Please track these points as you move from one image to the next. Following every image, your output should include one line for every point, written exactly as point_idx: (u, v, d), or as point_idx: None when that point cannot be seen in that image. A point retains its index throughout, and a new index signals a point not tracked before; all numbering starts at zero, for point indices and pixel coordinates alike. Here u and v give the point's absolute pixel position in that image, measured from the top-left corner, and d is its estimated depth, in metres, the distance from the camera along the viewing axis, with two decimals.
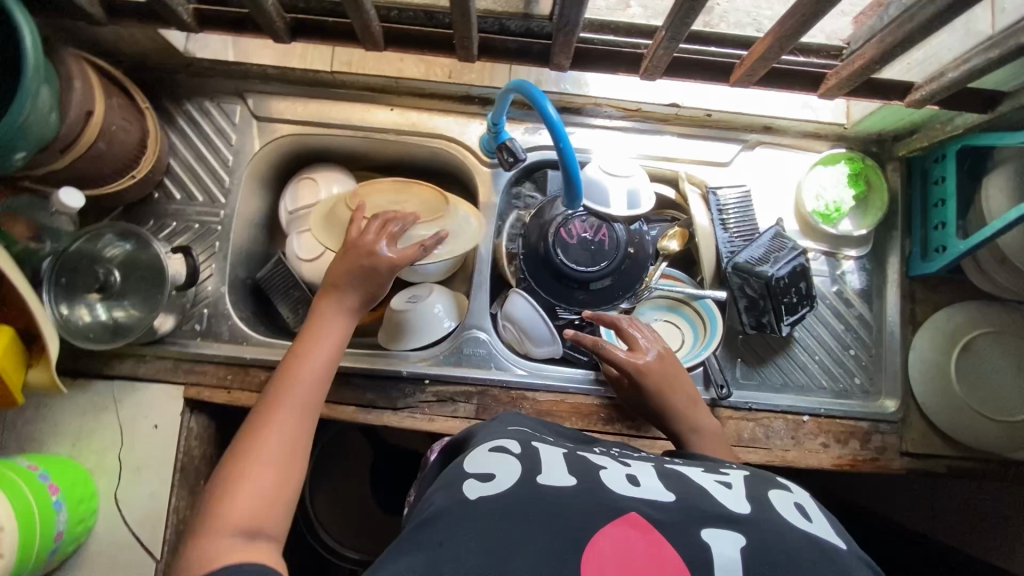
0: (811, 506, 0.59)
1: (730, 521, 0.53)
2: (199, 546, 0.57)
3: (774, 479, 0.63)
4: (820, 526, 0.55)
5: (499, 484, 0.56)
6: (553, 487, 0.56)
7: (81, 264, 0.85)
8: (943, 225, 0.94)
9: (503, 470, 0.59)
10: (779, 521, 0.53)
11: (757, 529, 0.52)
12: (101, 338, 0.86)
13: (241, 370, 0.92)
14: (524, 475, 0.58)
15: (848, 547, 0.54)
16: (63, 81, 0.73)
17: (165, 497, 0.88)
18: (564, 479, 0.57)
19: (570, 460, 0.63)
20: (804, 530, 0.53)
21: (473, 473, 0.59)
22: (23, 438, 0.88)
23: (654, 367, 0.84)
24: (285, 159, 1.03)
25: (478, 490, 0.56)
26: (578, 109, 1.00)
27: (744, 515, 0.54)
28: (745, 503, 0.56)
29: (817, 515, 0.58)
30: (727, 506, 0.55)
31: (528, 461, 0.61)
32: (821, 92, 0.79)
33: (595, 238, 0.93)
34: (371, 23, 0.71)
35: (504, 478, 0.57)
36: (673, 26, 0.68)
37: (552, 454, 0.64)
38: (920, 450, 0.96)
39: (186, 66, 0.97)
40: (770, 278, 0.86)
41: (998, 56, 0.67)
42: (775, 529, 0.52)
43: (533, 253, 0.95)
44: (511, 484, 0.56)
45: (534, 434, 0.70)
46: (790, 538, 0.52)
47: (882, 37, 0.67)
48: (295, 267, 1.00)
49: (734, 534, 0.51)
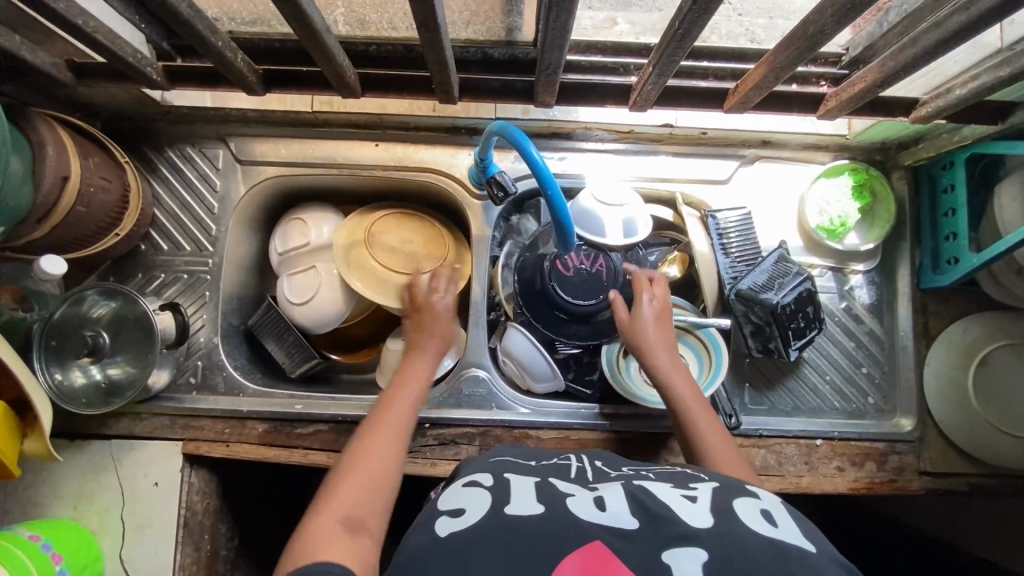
0: (781, 511, 0.57)
1: (689, 537, 0.51)
2: (307, 528, 0.60)
3: (742, 486, 0.61)
4: (786, 530, 0.53)
5: (468, 518, 0.54)
6: (520, 515, 0.53)
7: (70, 330, 0.84)
8: (955, 237, 0.90)
9: (475, 504, 0.57)
10: (741, 532, 0.51)
11: (718, 541, 0.50)
12: (93, 401, 0.85)
13: (238, 423, 0.91)
14: (492, 507, 0.56)
15: (818, 548, 0.52)
16: (35, 148, 0.70)
17: (171, 554, 0.87)
18: (530, 508, 0.55)
19: (539, 486, 0.60)
20: (770, 538, 0.51)
21: (446, 509, 0.57)
22: (25, 504, 0.87)
23: (645, 309, 0.84)
24: (272, 199, 1.01)
25: (449, 526, 0.54)
26: (568, 134, 0.97)
27: (703, 529, 0.51)
28: (709, 516, 0.54)
29: (785, 518, 0.56)
30: (689, 521, 0.53)
31: (499, 493, 0.58)
32: (821, 113, 0.76)
33: (593, 269, 0.92)
34: (345, 72, 0.69)
35: (473, 513, 0.55)
36: (659, 64, 0.65)
37: (524, 484, 0.61)
38: (939, 469, 0.93)
39: (165, 114, 0.95)
40: (775, 306, 0.83)
41: (1008, 75, 0.63)
42: (736, 540, 0.51)
43: (529, 283, 0.93)
44: (478, 519, 0.54)
45: (513, 463, 0.67)
46: (752, 547, 0.50)
47: (884, 61, 0.63)
48: (286, 311, 0.98)
49: (696, 549, 0.50)
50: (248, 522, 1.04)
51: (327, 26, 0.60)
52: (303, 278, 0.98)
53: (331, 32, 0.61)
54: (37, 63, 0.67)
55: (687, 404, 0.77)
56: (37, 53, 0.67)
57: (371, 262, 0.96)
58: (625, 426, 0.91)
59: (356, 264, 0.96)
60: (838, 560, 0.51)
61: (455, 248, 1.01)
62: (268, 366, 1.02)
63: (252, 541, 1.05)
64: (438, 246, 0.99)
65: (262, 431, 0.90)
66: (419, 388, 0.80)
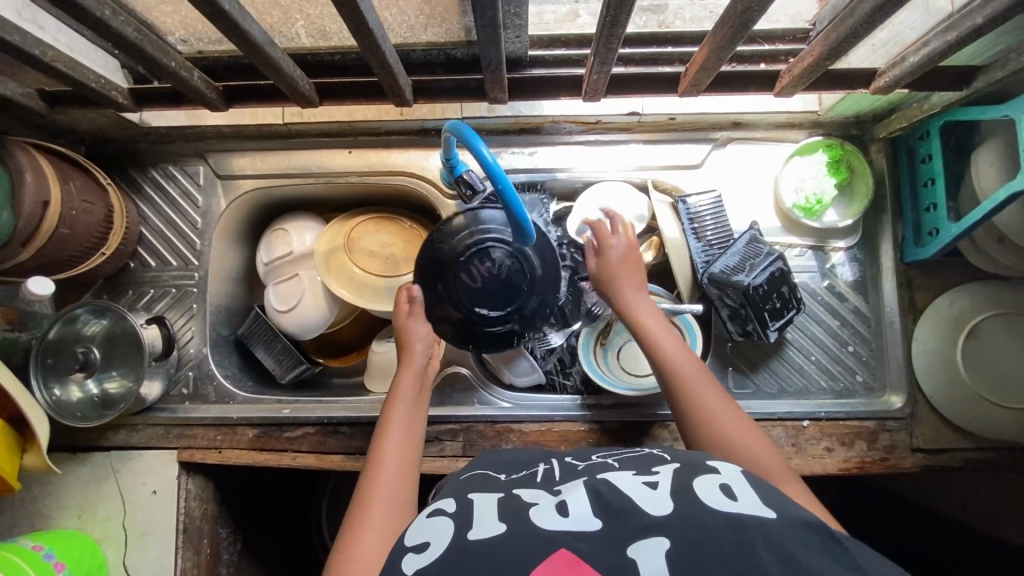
0: (742, 484, 0.58)
1: (651, 528, 0.52)
2: None
3: (704, 463, 0.63)
4: (745, 501, 0.55)
5: (433, 552, 0.54)
6: (482, 540, 0.54)
7: (63, 347, 0.87)
8: (935, 208, 0.87)
9: (440, 534, 0.56)
10: (699, 513, 0.53)
11: (680, 527, 0.52)
12: (89, 414, 0.88)
13: (230, 430, 0.93)
14: (456, 536, 0.56)
15: (778, 514, 0.53)
16: (14, 175, 0.74)
17: (171, 559, 0.90)
18: (492, 528, 0.55)
19: (501, 501, 0.60)
20: (730, 513, 0.53)
21: (411, 544, 0.56)
22: (32, 515, 0.91)
23: (619, 248, 0.84)
24: (255, 211, 1.04)
25: (415, 563, 0.54)
26: (537, 129, 0.97)
27: (663, 517, 0.53)
28: (668, 501, 0.55)
29: (744, 490, 0.57)
30: (649, 510, 0.54)
31: (463, 515, 0.58)
32: (777, 90, 0.76)
33: (500, 271, 0.78)
34: (297, 82, 0.71)
35: (437, 546, 0.55)
36: (600, 52, 0.67)
37: (487, 502, 0.61)
38: (931, 445, 0.91)
39: (145, 135, 0.98)
40: (747, 287, 0.83)
41: (956, 39, 0.62)
42: (696, 521, 0.52)
43: (454, 246, 0.78)
44: (444, 552, 0.54)
45: (483, 479, 0.67)
46: (709, 523, 0.51)
47: (829, 33, 0.62)
48: (273, 319, 1.01)
49: (658, 538, 0.51)
50: (250, 524, 1.08)
51: (270, 39, 0.63)
52: (287, 287, 1.01)
53: (275, 45, 0.64)
54: (8, 94, 0.71)
55: (666, 346, 0.75)
56: (7, 84, 0.71)
57: (351, 266, 0.98)
58: (607, 416, 0.91)
59: (337, 270, 0.98)
60: (797, 519, 0.52)
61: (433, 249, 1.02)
62: (260, 373, 1.05)
63: (255, 541, 1.08)
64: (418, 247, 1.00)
65: (252, 436, 0.93)
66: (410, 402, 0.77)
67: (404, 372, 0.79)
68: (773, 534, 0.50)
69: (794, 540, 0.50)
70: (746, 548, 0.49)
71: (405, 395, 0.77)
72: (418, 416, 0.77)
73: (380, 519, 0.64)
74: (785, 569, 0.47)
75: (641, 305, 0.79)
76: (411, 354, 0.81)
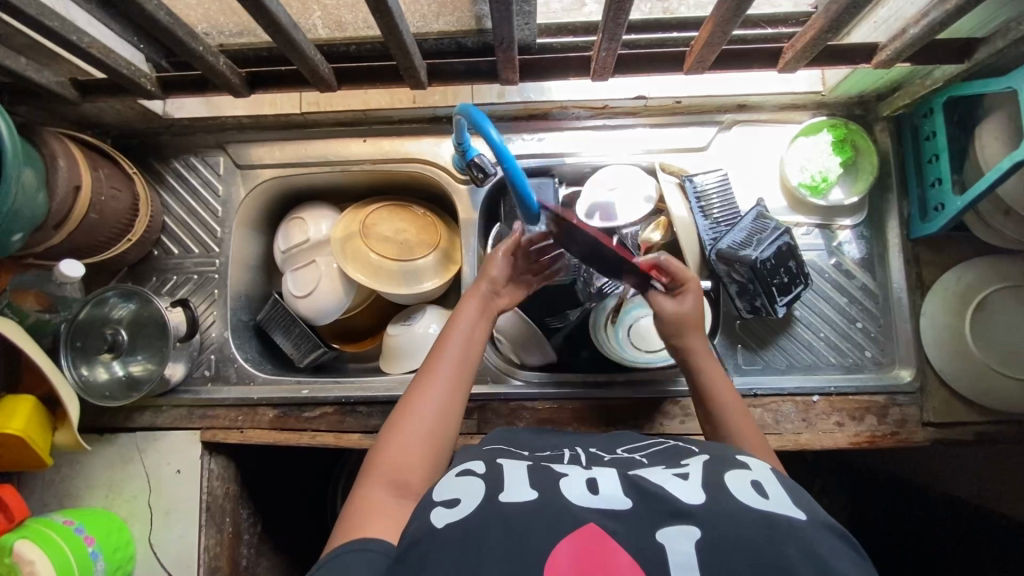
0: (772, 481, 0.59)
1: (681, 514, 0.53)
2: (360, 494, 0.62)
3: (734, 458, 0.63)
4: (777, 500, 0.55)
5: (465, 507, 0.56)
6: (515, 502, 0.55)
7: (92, 329, 0.91)
8: (939, 182, 0.89)
9: (469, 493, 0.58)
10: (731, 508, 0.53)
11: (712, 518, 0.52)
12: (117, 395, 0.91)
13: (251, 410, 0.96)
14: (488, 494, 0.57)
15: (809, 516, 0.54)
16: (48, 161, 0.77)
17: (196, 536, 0.92)
18: (524, 494, 0.57)
19: (532, 470, 0.62)
20: (762, 510, 0.53)
21: (441, 498, 0.58)
22: (62, 495, 0.94)
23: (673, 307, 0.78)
24: (274, 201, 1.08)
25: (445, 516, 0.56)
26: (546, 115, 1.00)
27: (696, 506, 0.54)
28: (700, 492, 0.56)
29: (776, 490, 0.57)
30: (680, 497, 0.55)
31: (493, 480, 0.60)
32: (781, 66, 0.78)
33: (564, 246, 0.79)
34: (317, 66, 0.74)
35: (469, 502, 0.57)
36: (608, 27, 0.68)
37: (517, 468, 0.62)
38: (942, 419, 0.92)
39: (169, 127, 1.02)
40: (755, 261, 0.85)
41: (955, 8, 0.64)
42: (728, 515, 0.53)
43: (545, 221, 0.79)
44: (478, 505, 0.56)
45: (506, 450, 0.68)
46: (741, 519, 0.52)
47: (829, 6, 0.65)
48: (291, 305, 1.04)
49: (689, 528, 0.52)
50: (269, 506, 1.10)
51: (293, 22, 0.65)
52: (305, 273, 1.03)
53: (298, 28, 0.67)
54: (44, 83, 0.75)
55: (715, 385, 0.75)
56: (42, 73, 0.74)
57: (367, 252, 1.00)
58: (618, 393, 0.93)
59: (353, 255, 1.01)
60: (826, 524, 0.53)
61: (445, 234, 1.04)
62: (278, 357, 1.08)
63: (274, 523, 1.11)
64: (432, 232, 1.03)
65: (273, 416, 0.95)
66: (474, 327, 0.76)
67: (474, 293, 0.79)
68: (805, 538, 0.51)
69: (826, 545, 0.51)
70: (779, 547, 0.50)
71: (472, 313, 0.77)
72: (479, 339, 0.77)
73: (424, 420, 0.68)
74: (815, 572, 0.48)
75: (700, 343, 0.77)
76: (485, 280, 0.80)
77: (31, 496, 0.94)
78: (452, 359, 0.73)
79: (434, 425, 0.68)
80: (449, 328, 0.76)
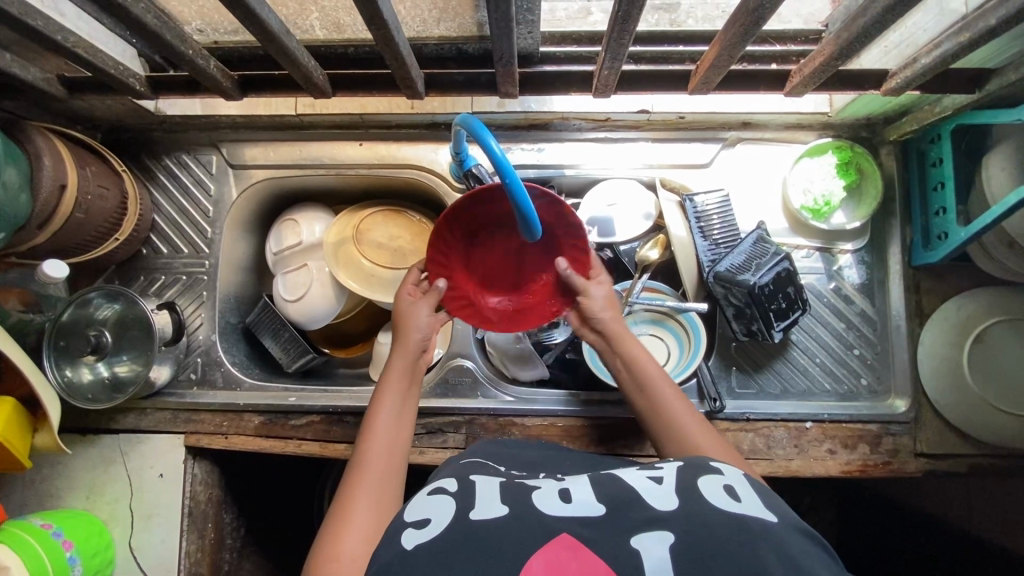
0: (744, 486, 0.58)
1: (657, 521, 0.52)
2: None
3: (706, 463, 0.61)
4: (748, 503, 0.54)
5: (435, 528, 0.55)
6: (484, 519, 0.54)
7: (76, 331, 0.89)
8: (944, 211, 0.87)
9: (440, 512, 0.57)
10: (707, 512, 0.52)
11: (683, 521, 0.51)
12: (99, 397, 0.90)
13: (236, 416, 0.95)
14: (457, 514, 0.56)
15: (779, 518, 0.53)
16: (33, 160, 0.76)
17: (177, 542, 0.91)
18: (495, 510, 0.55)
19: (504, 486, 0.60)
20: (735, 513, 0.52)
21: (412, 520, 0.57)
22: (42, 495, 0.93)
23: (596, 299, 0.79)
24: (265, 203, 1.05)
25: (416, 539, 0.54)
26: (546, 125, 0.97)
27: (670, 511, 0.53)
28: (673, 498, 0.55)
29: (746, 491, 0.56)
30: (655, 505, 0.54)
31: (464, 498, 0.58)
32: (788, 89, 0.76)
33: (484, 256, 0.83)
34: (311, 73, 0.72)
35: (438, 524, 0.55)
36: (611, 46, 0.67)
37: (489, 484, 0.61)
38: (935, 450, 0.91)
39: (160, 124, 0.99)
40: (753, 286, 0.84)
41: (969, 41, 0.62)
42: (700, 520, 0.51)
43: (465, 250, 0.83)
44: (447, 526, 0.54)
45: (483, 466, 0.67)
46: (713, 525, 0.51)
47: (839, 33, 0.63)
48: (282, 309, 1.02)
49: (664, 532, 0.51)
50: (254, 509, 1.09)
51: (286, 28, 0.63)
52: (296, 277, 1.02)
53: (291, 35, 0.65)
54: (30, 79, 0.72)
55: (669, 406, 0.72)
56: (28, 69, 0.72)
57: (360, 258, 0.99)
58: (611, 413, 0.91)
59: (346, 261, 0.99)
60: (795, 525, 0.53)
61: None
62: (267, 361, 1.07)
63: (257, 529, 1.10)
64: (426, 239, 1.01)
65: (258, 423, 0.94)
66: (403, 401, 0.75)
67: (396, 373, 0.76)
68: (777, 540, 0.50)
69: (795, 544, 0.50)
70: (751, 550, 0.48)
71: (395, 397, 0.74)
72: (407, 413, 0.75)
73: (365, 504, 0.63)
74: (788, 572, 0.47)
75: (652, 365, 0.75)
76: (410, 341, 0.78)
77: (11, 495, 0.93)
78: (384, 437, 0.71)
79: (377, 508, 0.64)
80: (370, 425, 0.72)
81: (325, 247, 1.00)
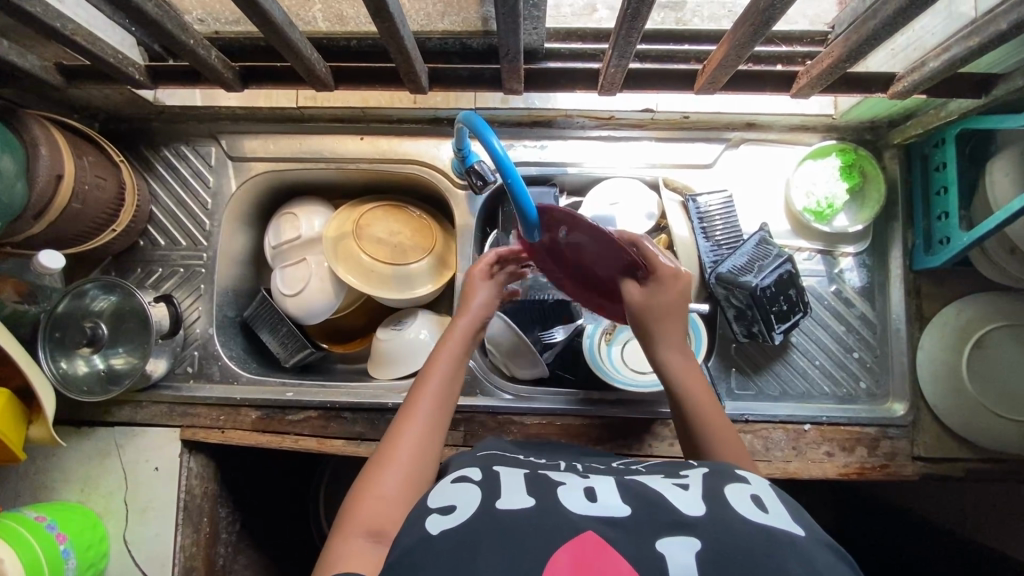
0: (771, 496, 0.57)
1: (682, 525, 0.52)
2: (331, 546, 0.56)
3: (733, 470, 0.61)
4: (776, 515, 0.53)
5: (461, 515, 0.54)
6: (513, 510, 0.54)
7: (70, 322, 0.88)
8: (947, 216, 0.87)
9: (466, 501, 0.56)
10: (733, 521, 0.52)
11: (712, 531, 0.51)
12: (94, 390, 0.89)
13: (233, 410, 0.94)
14: (484, 502, 0.55)
15: (807, 533, 0.52)
16: (29, 149, 0.74)
17: (172, 535, 0.91)
18: (521, 501, 0.55)
19: (529, 477, 0.60)
20: (760, 523, 0.52)
21: (436, 506, 0.56)
22: (35, 487, 0.92)
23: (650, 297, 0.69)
24: (265, 196, 1.04)
25: (440, 523, 0.54)
26: (550, 123, 0.97)
27: (697, 518, 0.52)
28: (701, 503, 0.54)
29: (774, 503, 0.55)
30: (681, 509, 0.54)
31: (490, 487, 0.58)
32: (794, 91, 0.76)
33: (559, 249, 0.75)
34: (314, 65, 0.72)
35: (464, 510, 0.54)
36: (618, 45, 0.66)
37: (513, 476, 0.60)
38: (932, 454, 0.91)
39: (159, 114, 0.98)
40: (755, 288, 0.83)
41: (978, 45, 0.62)
42: (727, 529, 0.51)
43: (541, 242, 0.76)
44: (472, 513, 0.54)
45: (501, 458, 0.66)
46: (740, 535, 0.50)
47: (848, 36, 0.63)
48: (280, 303, 1.01)
49: (689, 538, 0.50)
50: (248, 504, 1.09)
51: (289, 20, 0.63)
52: (295, 271, 1.01)
53: (294, 27, 0.64)
54: (27, 67, 0.71)
55: (697, 404, 0.68)
56: (25, 57, 0.71)
57: (359, 254, 0.98)
58: (610, 412, 0.91)
59: (345, 256, 0.99)
60: (820, 539, 0.52)
61: (444, 237, 1.03)
62: (264, 355, 1.06)
63: (252, 524, 1.09)
64: (426, 235, 1.00)
65: (254, 418, 0.93)
66: (456, 373, 0.71)
67: (439, 361, 0.71)
68: (802, 551, 0.50)
69: (825, 561, 0.49)
70: (777, 561, 0.48)
71: (436, 389, 0.68)
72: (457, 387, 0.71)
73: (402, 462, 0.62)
74: None
75: (682, 360, 0.69)
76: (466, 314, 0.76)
77: (5, 487, 0.92)
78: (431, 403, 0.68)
79: (412, 469, 0.62)
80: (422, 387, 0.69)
81: (325, 241, 1.00)
